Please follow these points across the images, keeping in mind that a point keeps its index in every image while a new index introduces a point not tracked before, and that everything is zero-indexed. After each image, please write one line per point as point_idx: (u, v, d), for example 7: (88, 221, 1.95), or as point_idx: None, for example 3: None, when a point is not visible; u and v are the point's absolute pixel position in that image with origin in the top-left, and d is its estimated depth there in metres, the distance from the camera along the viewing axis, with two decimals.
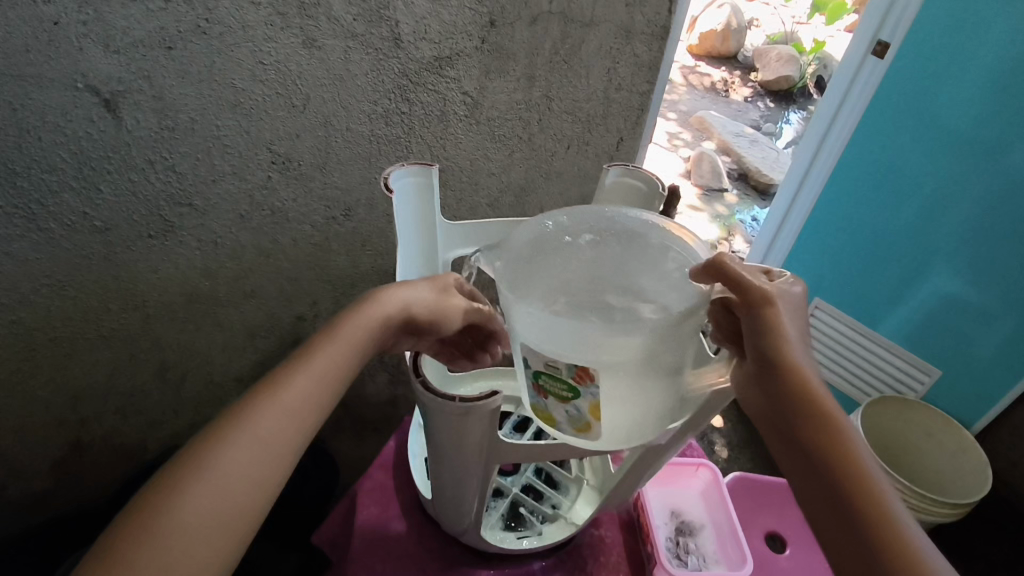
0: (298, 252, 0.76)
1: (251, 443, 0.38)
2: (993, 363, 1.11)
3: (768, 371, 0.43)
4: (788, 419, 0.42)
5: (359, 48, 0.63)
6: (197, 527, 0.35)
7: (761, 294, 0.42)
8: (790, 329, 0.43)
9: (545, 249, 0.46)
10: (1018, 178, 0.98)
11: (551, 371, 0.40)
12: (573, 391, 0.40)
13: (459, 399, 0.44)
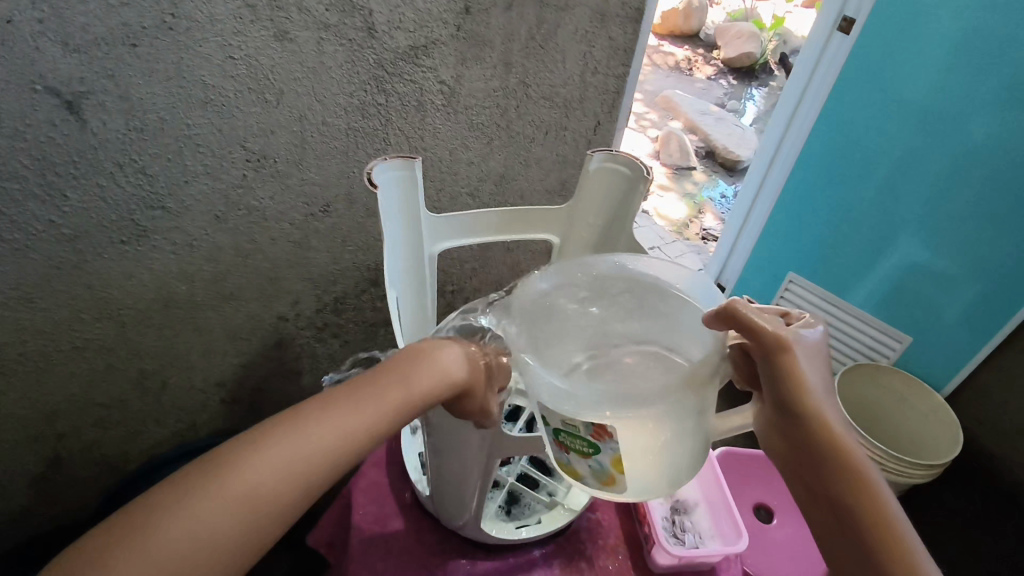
0: (277, 251, 0.74)
1: (268, 468, 0.35)
2: (959, 327, 1.15)
3: (789, 418, 0.44)
4: (810, 463, 0.44)
5: (333, 40, 0.61)
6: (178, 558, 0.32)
7: (779, 344, 0.42)
8: (811, 377, 0.43)
9: (554, 311, 0.45)
10: (977, 149, 1.01)
11: (568, 428, 0.41)
12: (595, 447, 0.41)
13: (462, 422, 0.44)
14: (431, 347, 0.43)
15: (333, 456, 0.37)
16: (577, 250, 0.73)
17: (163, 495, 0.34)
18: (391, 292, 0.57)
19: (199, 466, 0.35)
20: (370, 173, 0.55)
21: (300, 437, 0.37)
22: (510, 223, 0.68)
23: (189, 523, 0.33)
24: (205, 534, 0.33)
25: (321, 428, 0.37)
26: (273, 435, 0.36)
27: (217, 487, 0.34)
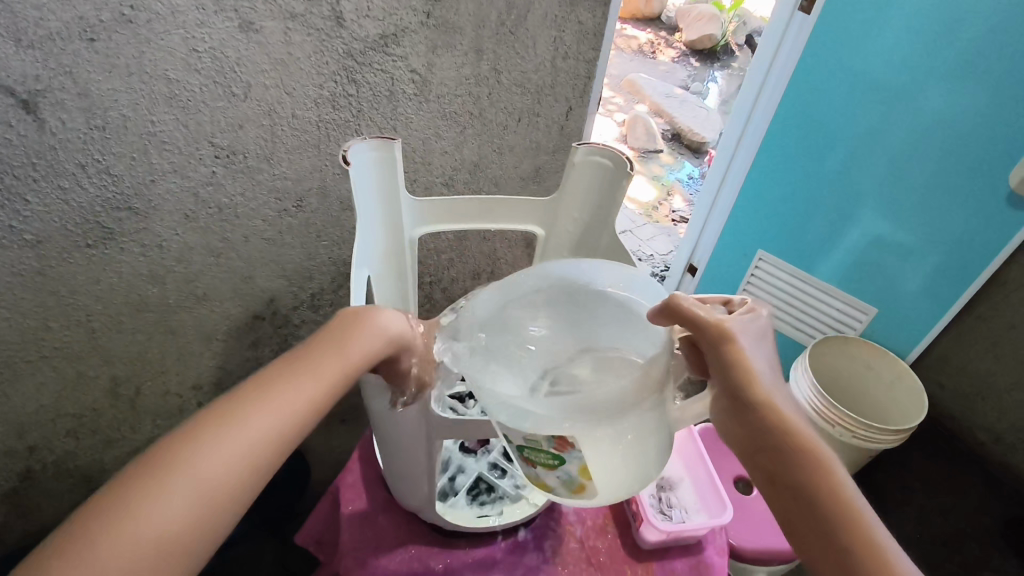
0: (251, 249, 0.73)
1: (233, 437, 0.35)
2: (921, 297, 1.19)
3: (740, 404, 0.45)
4: (764, 449, 0.44)
5: (300, 30, 0.59)
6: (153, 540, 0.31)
7: (720, 328, 0.45)
8: (753, 361, 0.45)
9: (510, 321, 0.46)
10: (935, 122, 1.04)
11: (532, 444, 0.43)
12: (560, 458, 0.44)
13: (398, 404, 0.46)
14: (359, 318, 0.45)
15: (283, 433, 0.37)
16: (560, 243, 0.76)
17: (121, 484, 0.32)
18: (355, 274, 0.59)
19: (133, 472, 0.33)
20: (343, 154, 0.57)
21: (248, 421, 0.36)
22: (492, 211, 0.71)
23: (142, 527, 0.31)
24: (162, 536, 0.31)
25: (265, 410, 0.37)
26: (214, 426, 0.35)
27: (163, 486, 0.32)
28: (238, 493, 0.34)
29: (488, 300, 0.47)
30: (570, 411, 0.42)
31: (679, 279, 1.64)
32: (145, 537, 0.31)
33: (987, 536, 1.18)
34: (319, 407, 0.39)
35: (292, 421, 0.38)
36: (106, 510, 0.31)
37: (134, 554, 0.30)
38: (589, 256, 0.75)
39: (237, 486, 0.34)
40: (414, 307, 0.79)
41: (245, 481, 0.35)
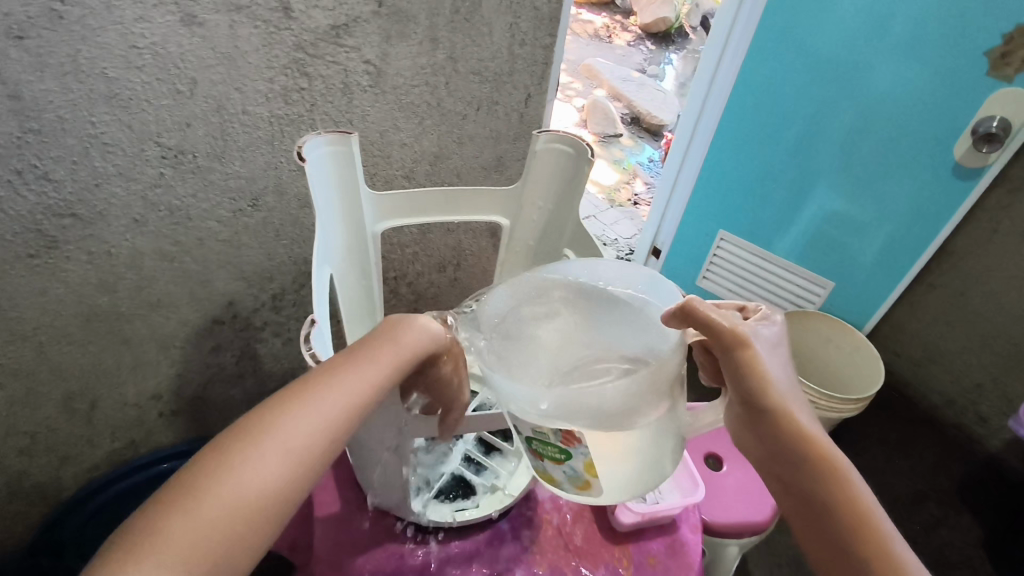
0: (206, 251, 0.70)
1: (298, 423, 0.41)
2: (874, 268, 1.24)
3: (755, 408, 0.46)
4: (779, 455, 0.46)
5: (246, 22, 0.57)
6: (231, 513, 0.37)
7: (739, 336, 0.45)
8: (768, 366, 0.45)
9: (520, 323, 0.47)
10: (884, 98, 1.07)
11: (540, 436, 0.46)
12: (566, 453, 0.46)
13: None
14: (406, 323, 0.47)
15: (346, 416, 0.42)
16: (525, 232, 0.76)
17: (211, 456, 0.39)
18: (317, 272, 0.57)
19: (231, 437, 0.40)
20: (299, 149, 0.55)
21: (317, 405, 0.42)
22: (455, 202, 0.70)
23: (235, 485, 0.37)
24: (250, 493, 0.38)
25: (330, 396, 0.42)
26: (292, 406, 0.41)
27: (254, 451, 0.39)
28: (312, 464, 0.40)
29: (501, 300, 0.48)
30: (584, 412, 0.42)
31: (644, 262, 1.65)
32: (235, 493, 0.37)
33: (943, 495, 1.25)
34: (374, 397, 0.44)
35: (354, 406, 0.43)
36: (202, 477, 0.37)
37: (228, 506, 0.37)
38: (556, 245, 0.74)
39: (310, 459, 0.40)
40: (380, 303, 0.78)
41: (316, 457, 0.41)
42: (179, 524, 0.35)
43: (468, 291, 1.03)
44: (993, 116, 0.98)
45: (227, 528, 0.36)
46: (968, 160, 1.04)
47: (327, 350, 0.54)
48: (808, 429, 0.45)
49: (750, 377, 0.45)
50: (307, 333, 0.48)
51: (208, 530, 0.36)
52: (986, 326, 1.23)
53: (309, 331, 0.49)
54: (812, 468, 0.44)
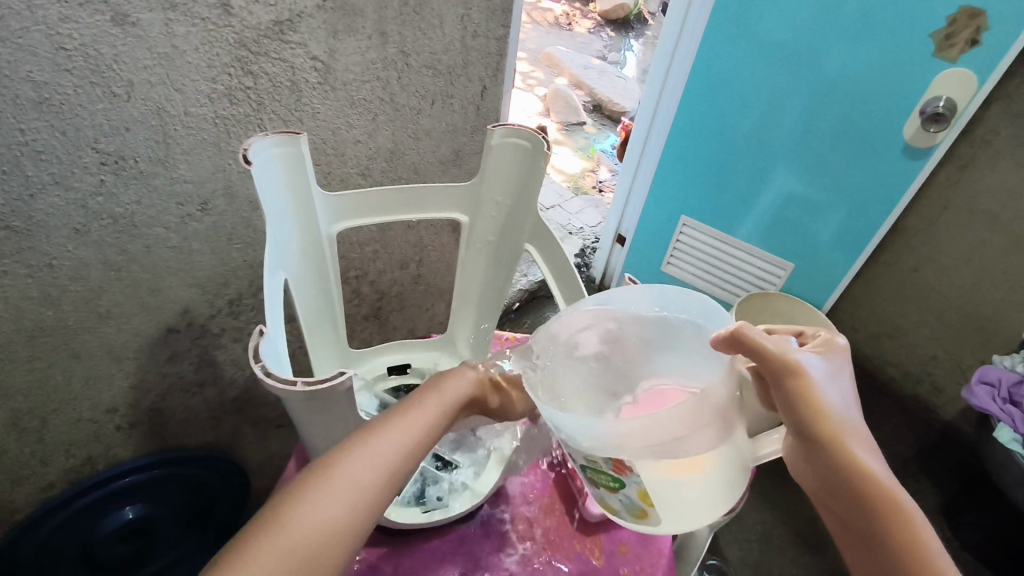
0: (154, 258, 0.67)
1: (368, 456, 0.41)
2: (830, 247, 1.27)
3: (809, 442, 0.46)
4: (835, 490, 0.45)
5: (183, 20, 0.55)
6: (313, 541, 0.37)
7: (787, 366, 0.46)
8: (821, 393, 0.46)
9: (575, 355, 0.49)
10: (838, 82, 1.08)
11: (591, 464, 0.47)
12: (619, 482, 0.47)
13: (301, 384, 0.41)
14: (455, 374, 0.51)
15: (408, 455, 0.43)
16: (486, 227, 0.76)
17: (292, 489, 0.39)
18: (268, 280, 0.55)
19: (302, 474, 0.40)
20: (245, 151, 0.52)
21: (382, 439, 0.42)
22: (412, 201, 0.70)
23: (312, 516, 0.38)
24: (328, 524, 0.38)
25: (392, 433, 0.43)
26: (357, 442, 0.42)
27: (326, 484, 0.39)
28: (380, 498, 0.41)
29: (563, 332, 0.49)
30: (633, 442, 0.42)
31: (610, 251, 1.65)
32: (315, 523, 0.37)
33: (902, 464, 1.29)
34: (429, 435, 0.45)
35: (414, 443, 0.44)
36: (286, 506, 0.38)
37: (309, 536, 0.37)
38: (516, 239, 0.74)
39: (378, 494, 0.41)
40: (340, 305, 0.77)
41: (384, 491, 0.41)
42: (266, 550, 0.36)
43: (431, 285, 1.02)
44: (939, 97, 1.01)
45: (311, 554, 0.37)
46: (916, 140, 1.06)
47: (282, 360, 0.53)
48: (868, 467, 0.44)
49: (801, 409, 0.45)
50: (256, 346, 0.45)
51: (292, 560, 0.36)
52: (938, 300, 1.28)
53: (257, 343, 0.46)
54: (871, 507, 0.43)
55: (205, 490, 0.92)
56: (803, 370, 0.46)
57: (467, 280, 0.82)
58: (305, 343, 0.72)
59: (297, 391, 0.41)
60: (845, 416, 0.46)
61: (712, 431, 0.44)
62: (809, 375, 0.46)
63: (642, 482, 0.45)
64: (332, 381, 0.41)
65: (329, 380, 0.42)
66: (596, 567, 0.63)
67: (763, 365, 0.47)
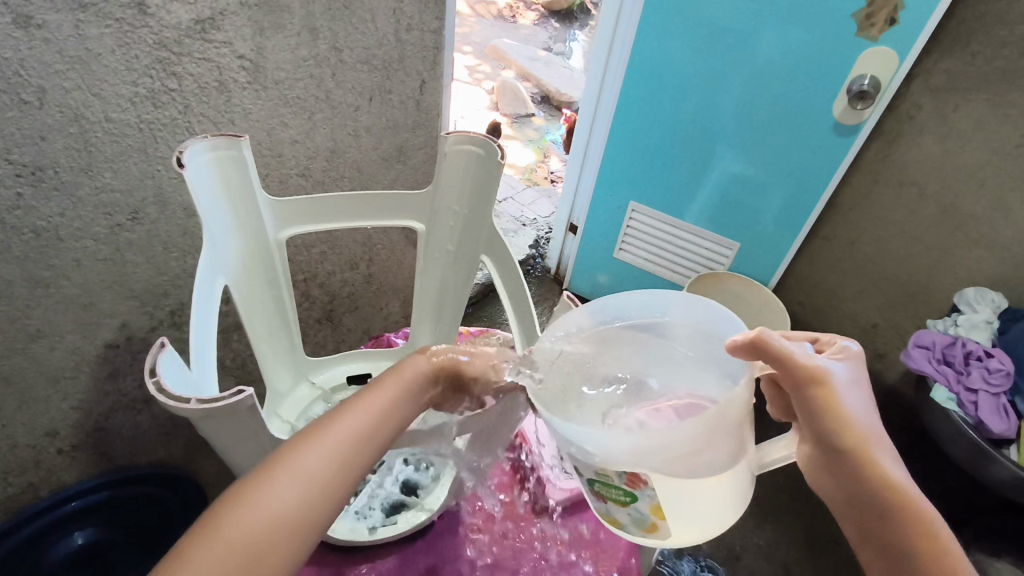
0: (85, 273, 0.64)
1: (325, 439, 0.41)
2: (775, 225, 1.31)
3: (832, 452, 0.46)
4: (859, 499, 0.45)
5: (96, 21, 0.52)
6: (268, 529, 0.37)
7: (809, 373, 0.45)
8: (848, 402, 0.45)
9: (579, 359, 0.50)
10: (771, 64, 1.10)
11: (603, 479, 0.45)
12: (632, 496, 0.45)
13: (195, 401, 0.38)
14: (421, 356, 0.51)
15: (366, 436, 0.43)
16: (444, 236, 0.74)
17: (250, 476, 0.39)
18: (198, 293, 0.53)
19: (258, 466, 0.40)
20: (179, 155, 0.51)
21: (339, 425, 0.42)
22: (365, 209, 0.69)
23: (256, 510, 0.37)
24: (272, 517, 0.37)
25: (348, 418, 0.43)
26: (305, 437, 0.41)
27: (269, 479, 0.39)
28: (333, 488, 0.40)
29: (566, 333, 0.50)
30: (651, 456, 0.41)
31: (563, 239, 1.66)
32: (260, 515, 0.37)
33: None
34: (388, 419, 0.45)
35: (366, 433, 0.43)
36: (242, 492, 0.38)
37: (252, 530, 0.36)
38: (474, 247, 0.73)
39: (330, 487, 0.40)
40: (293, 309, 0.75)
41: (341, 472, 0.41)
42: (225, 537, 0.36)
43: (382, 283, 1.02)
44: (864, 75, 1.05)
45: (268, 539, 0.37)
46: (846, 118, 1.11)
47: (205, 382, 0.50)
48: (889, 476, 0.45)
49: (824, 417, 0.45)
50: (152, 360, 0.40)
51: (242, 544, 0.36)
52: (877, 271, 1.34)
53: (156, 356, 0.41)
54: (891, 513, 0.44)
55: (158, 510, 0.88)
56: (824, 377, 0.45)
57: (425, 293, 0.80)
58: (253, 351, 0.71)
59: (190, 409, 0.38)
60: (869, 425, 0.46)
61: (728, 444, 0.44)
62: (833, 383, 0.45)
63: (656, 494, 0.44)
64: (228, 401, 0.38)
65: (225, 398, 0.39)
66: (559, 551, 0.65)
67: (782, 373, 0.46)
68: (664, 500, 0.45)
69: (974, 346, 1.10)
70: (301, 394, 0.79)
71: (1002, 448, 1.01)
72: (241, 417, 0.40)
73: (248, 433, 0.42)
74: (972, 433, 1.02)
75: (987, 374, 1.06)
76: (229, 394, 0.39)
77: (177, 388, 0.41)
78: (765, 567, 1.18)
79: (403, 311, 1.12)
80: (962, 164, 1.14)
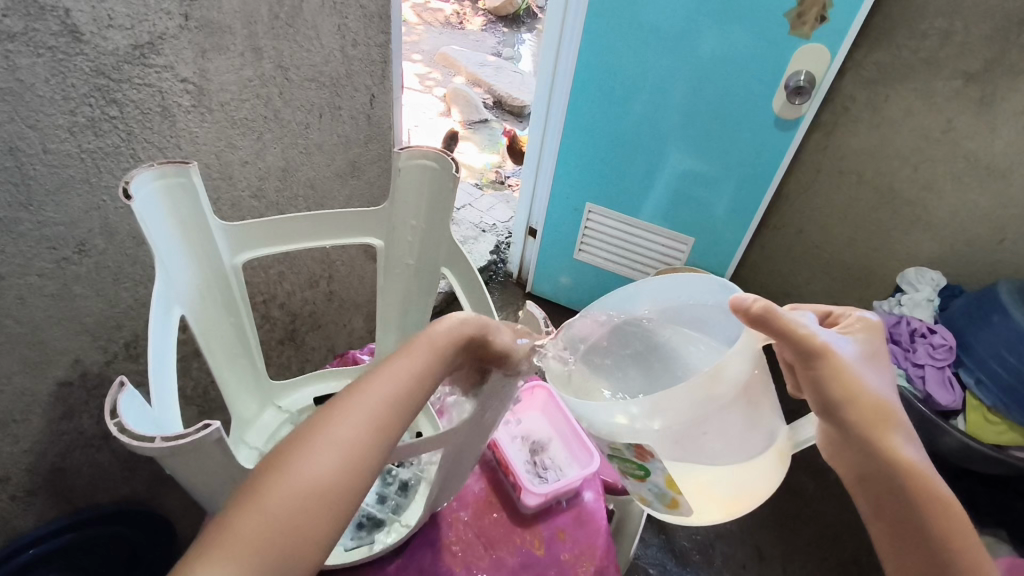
0: (31, 310, 0.61)
1: (358, 407, 0.40)
2: (726, 217, 1.36)
3: (839, 422, 0.48)
4: (873, 472, 0.48)
5: (27, 51, 0.50)
6: (304, 498, 0.36)
7: (819, 348, 0.46)
8: (855, 375, 0.47)
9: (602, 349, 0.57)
10: (713, 63, 1.14)
11: (619, 453, 0.52)
12: (645, 469, 0.53)
13: (160, 439, 0.37)
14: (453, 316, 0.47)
15: (397, 402, 0.42)
16: (403, 250, 0.74)
17: (289, 442, 0.39)
18: (155, 325, 0.52)
19: (295, 434, 0.40)
20: (126, 186, 0.50)
21: (368, 396, 0.41)
22: (320, 227, 0.68)
23: (293, 480, 0.37)
24: (306, 490, 0.37)
25: (377, 388, 0.41)
26: (335, 407, 0.40)
27: (305, 449, 0.38)
28: (365, 458, 0.39)
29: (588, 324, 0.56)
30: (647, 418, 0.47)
31: (523, 243, 1.67)
32: (298, 486, 0.36)
33: None
34: (419, 390, 0.43)
35: (397, 398, 0.42)
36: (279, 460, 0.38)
37: (290, 498, 0.36)
38: (434, 259, 0.73)
39: (364, 457, 0.39)
40: (253, 334, 0.73)
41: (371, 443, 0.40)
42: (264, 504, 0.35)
43: (342, 298, 1.01)
44: (800, 71, 1.10)
45: (303, 507, 0.36)
46: (785, 112, 1.15)
47: (167, 417, 0.49)
48: (903, 455, 0.47)
49: (835, 391, 0.47)
50: (113, 402, 0.39)
51: (279, 512, 0.35)
52: (825, 256, 1.41)
53: (116, 397, 0.39)
54: (908, 490, 0.47)
55: (124, 549, 0.84)
56: (834, 353, 0.47)
57: (387, 309, 0.80)
58: (216, 381, 0.69)
59: (155, 448, 0.37)
60: (883, 403, 0.48)
61: (733, 411, 0.49)
62: (839, 358, 0.47)
63: (665, 467, 0.51)
64: (195, 436, 0.37)
65: (189, 434, 0.37)
66: (539, 558, 0.66)
67: (790, 348, 0.47)
68: (674, 471, 0.51)
69: (918, 324, 1.16)
70: (267, 420, 0.78)
71: (951, 420, 1.08)
72: (210, 452, 0.40)
73: (219, 465, 0.42)
74: (923, 406, 1.09)
75: (932, 350, 1.12)
76: (195, 429, 0.38)
77: (140, 429, 0.40)
78: (739, 552, 1.21)
79: (366, 325, 1.11)
80: (894, 151, 1.20)
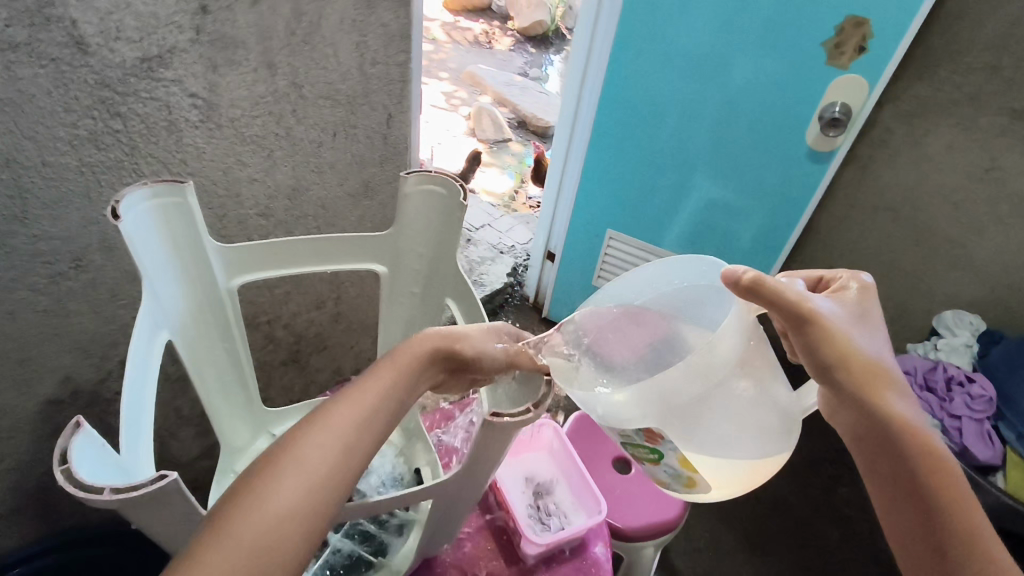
0: (21, 326, 0.60)
1: (325, 429, 0.40)
2: (753, 249, 1.30)
3: (833, 383, 0.46)
4: (870, 434, 0.46)
5: (30, 62, 0.49)
6: (280, 520, 0.35)
7: (806, 309, 0.44)
8: (841, 332, 0.45)
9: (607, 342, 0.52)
10: (744, 90, 1.10)
11: (628, 438, 0.49)
12: (657, 453, 0.49)
13: (110, 491, 0.33)
14: (417, 339, 0.48)
15: (365, 421, 0.42)
16: (408, 279, 0.71)
17: (256, 471, 0.38)
18: (136, 352, 0.49)
19: (260, 463, 0.39)
20: (114, 206, 0.47)
21: (337, 416, 0.41)
22: (323, 252, 0.65)
23: (269, 507, 0.35)
24: (281, 512, 0.36)
25: (344, 409, 0.42)
26: (301, 431, 0.40)
27: (275, 476, 0.37)
28: (338, 475, 0.39)
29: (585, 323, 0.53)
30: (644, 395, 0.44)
31: (541, 267, 1.64)
32: (273, 509, 0.35)
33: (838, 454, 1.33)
34: (389, 403, 0.44)
35: (366, 416, 0.42)
36: (248, 490, 0.37)
37: (265, 522, 0.35)
38: (440, 287, 0.70)
39: (335, 474, 0.38)
40: (248, 357, 0.70)
41: (343, 462, 0.39)
42: (238, 530, 0.34)
43: (351, 321, 0.98)
44: (835, 102, 1.06)
45: (278, 528, 0.35)
46: (819, 144, 1.11)
47: (140, 463, 0.45)
48: (896, 412, 0.45)
49: (826, 350, 0.45)
50: (64, 447, 0.35)
51: (253, 537, 0.34)
52: None
53: (70, 439, 0.36)
54: (904, 453, 0.45)
55: None
56: (819, 315, 0.45)
57: (388, 337, 0.76)
58: (205, 406, 0.66)
59: (104, 501, 0.33)
60: (874, 359, 0.46)
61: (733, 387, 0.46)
62: (827, 319, 0.45)
63: (678, 448, 0.47)
64: (149, 488, 0.34)
65: (143, 485, 0.34)
66: None
67: (780, 314, 0.45)
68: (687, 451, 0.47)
69: (955, 371, 1.10)
70: (259, 447, 0.75)
71: (990, 476, 0.99)
72: (174, 498, 0.36)
73: (183, 513, 0.38)
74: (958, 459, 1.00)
75: (970, 401, 1.05)
76: (148, 480, 0.35)
77: (96, 474, 0.37)
78: None
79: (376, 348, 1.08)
80: (932, 189, 1.15)
